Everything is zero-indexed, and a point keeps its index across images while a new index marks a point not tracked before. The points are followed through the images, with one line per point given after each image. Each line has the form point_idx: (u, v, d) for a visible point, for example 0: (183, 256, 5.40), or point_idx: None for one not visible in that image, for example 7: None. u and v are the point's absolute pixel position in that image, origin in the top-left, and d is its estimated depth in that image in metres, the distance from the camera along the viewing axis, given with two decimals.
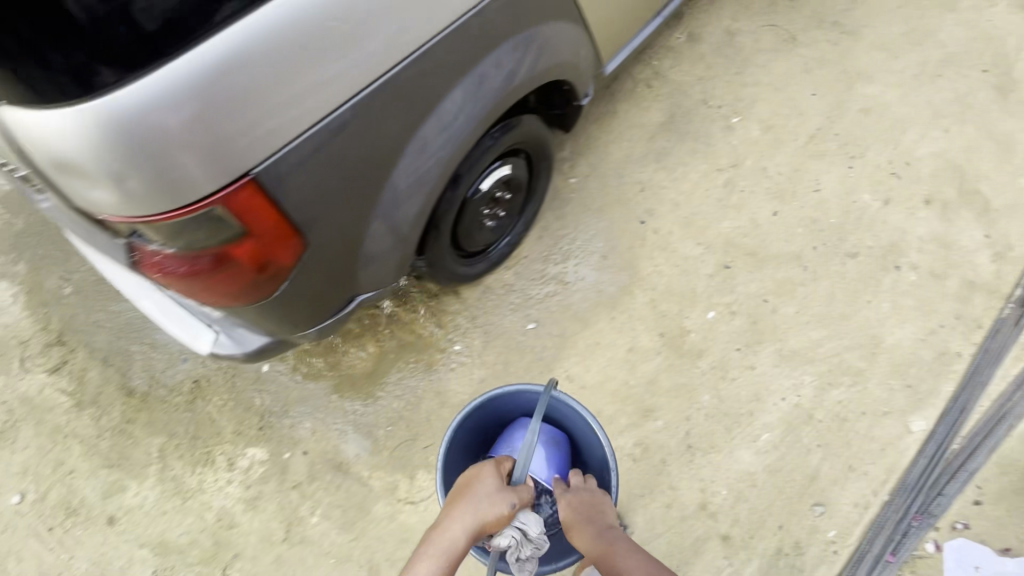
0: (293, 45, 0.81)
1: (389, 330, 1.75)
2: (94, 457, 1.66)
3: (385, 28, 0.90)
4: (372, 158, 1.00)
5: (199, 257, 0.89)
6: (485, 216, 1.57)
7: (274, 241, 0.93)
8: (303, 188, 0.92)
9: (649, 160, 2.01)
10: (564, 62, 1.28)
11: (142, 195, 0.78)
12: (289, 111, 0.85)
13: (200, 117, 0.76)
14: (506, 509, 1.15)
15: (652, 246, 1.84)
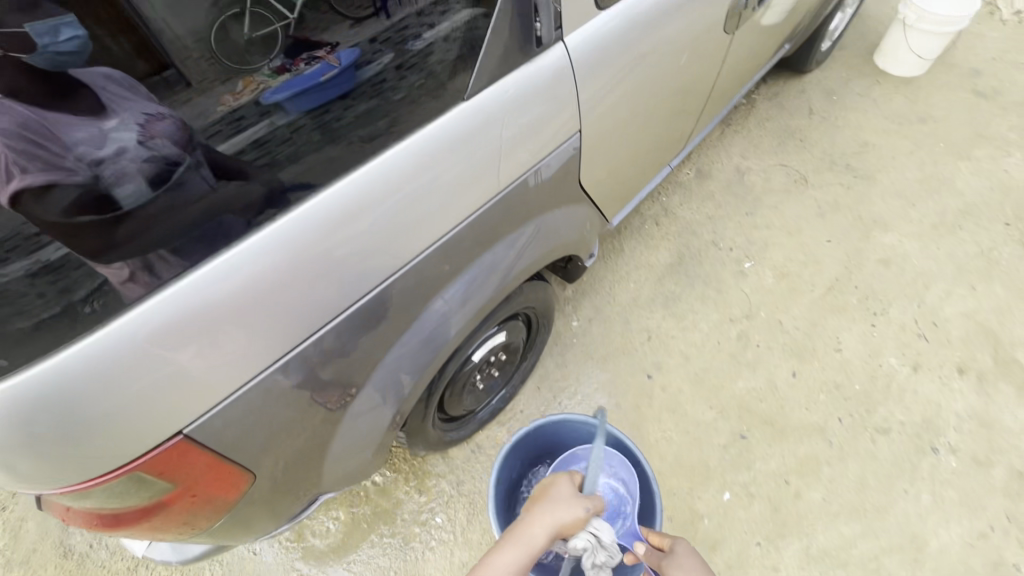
0: (290, 266, 0.77)
1: (364, 493, 1.56)
2: None
3: (386, 239, 0.87)
4: (353, 362, 0.94)
5: (118, 513, 0.75)
6: (476, 380, 1.44)
7: (219, 482, 0.82)
8: (257, 414, 0.82)
9: (657, 304, 1.90)
10: (560, 248, 1.26)
11: (90, 451, 0.67)
12: (277, 331, 0.79)
13: (178, 353, 0.70)
14: (583, 511, 0.98)
15: (660, 405, 1.68)
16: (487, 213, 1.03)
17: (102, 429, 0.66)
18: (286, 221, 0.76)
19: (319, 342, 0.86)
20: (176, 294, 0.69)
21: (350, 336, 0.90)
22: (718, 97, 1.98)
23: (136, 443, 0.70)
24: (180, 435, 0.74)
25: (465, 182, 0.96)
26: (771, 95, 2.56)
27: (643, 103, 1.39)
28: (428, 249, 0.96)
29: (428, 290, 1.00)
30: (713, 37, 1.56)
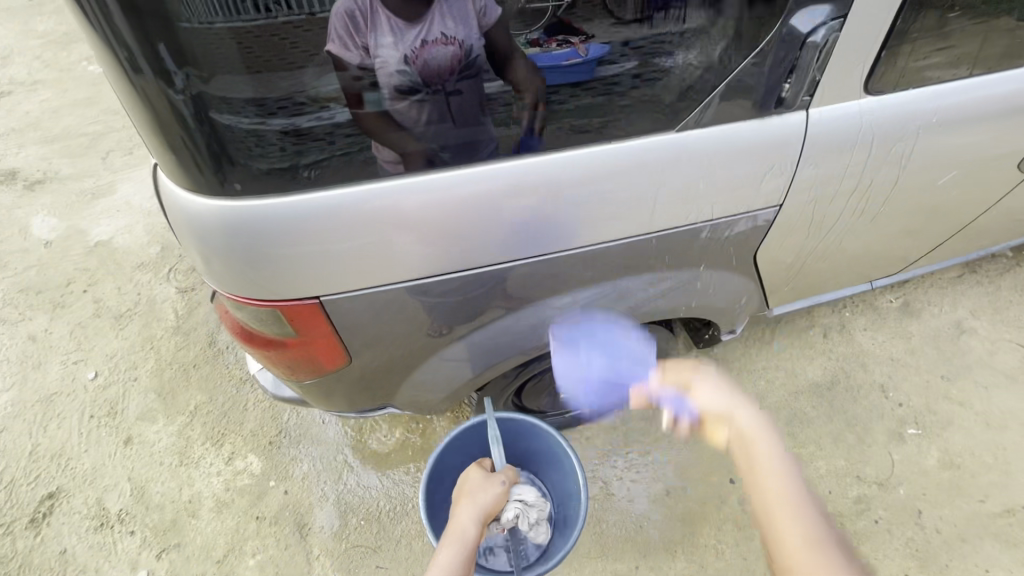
0: (477, 204, 0.90)
1: (424, 427, 1.71)
2: (155, 379, 1.87)
3: (559, 221, 0.95)
4: (478, 309, 1.05)
5: (254, 332, 0.95)
6: (561, 387, 1.46)
7: (326, 350, 0.98)
8: (384, 310, 0.98)
9: (779, 416, 1.70)
10: (694, 306, 1.24)
11: (301, 274, 0.88)
12: (457, 250, 0.93)
13: (390, 230, 0.88)
14: (501, 491, 1.07)
15: (728, 515, 1.53)
16: (651, 243, 1.04)
17: (290, 261, 0.86)
18: (489, 169, 0.89)
19: (463, 280, 0.98)
20: (389, 188, 0.85)
21: (499, 285, 1.01)
22: (974, 236, 1.66)
23: (299, 287, 0.89)
24: (316, 299, 0.91)
25: (663, 203, 0.99)
26: None
27: (872, 210, 1.21)
28: (589, 248, 1.01)
29: (565, 283, 1.07)
30: (999, 169, 1.30)
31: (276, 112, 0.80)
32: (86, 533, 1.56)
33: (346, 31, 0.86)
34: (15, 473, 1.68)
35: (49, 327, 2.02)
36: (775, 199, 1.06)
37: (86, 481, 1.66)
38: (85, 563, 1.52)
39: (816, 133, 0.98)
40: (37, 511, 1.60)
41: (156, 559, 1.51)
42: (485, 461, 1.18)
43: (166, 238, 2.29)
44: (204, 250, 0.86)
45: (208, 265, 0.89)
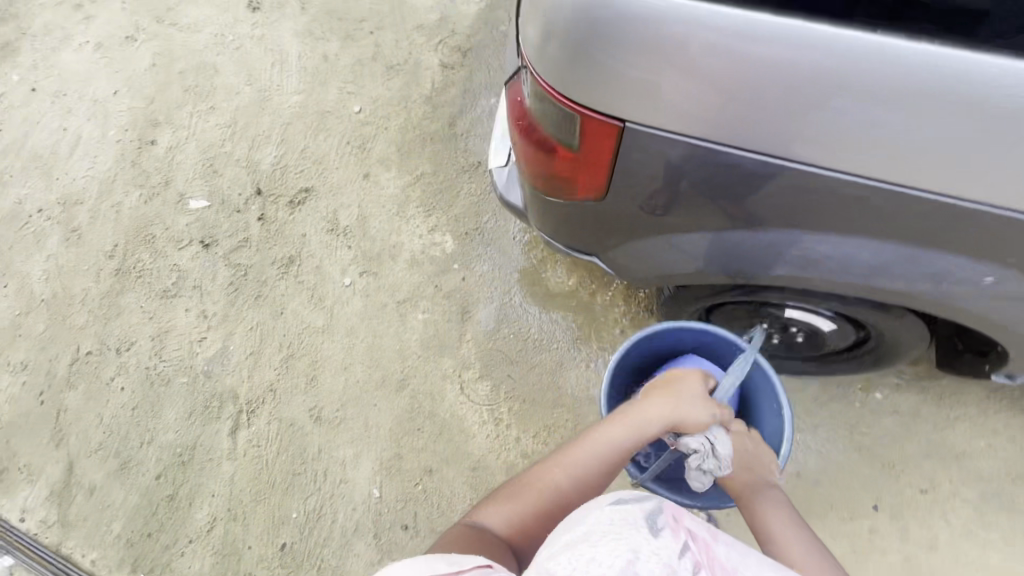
0: (850, 87, 0.76)
1: (596, 288, 1.73)
2: (400, 135, 2.09)
3: (928, 145, 0.79)
4: (753, 206, 0.95)
5: (539, 129, 0.96)
6: (758, 326, 1.34)
7: (589, 177, 0.98)
8: (666, 162, 0.92)
9: (977, 484, 1.43)
10: (992, 325, 1.02)
11: (625, 89, 0.84)
12: (787, 130, 0.82)
13: (740, 77, 0.79)
14: (704, 420, 0.96)
15: (848, 531, 1.42)
16: (1006, 223, 0.85)
17: (625, 72, 0.82)
18: (891, 47, 0.73)
19: (773, 168, 0.88)
20: (770, 29, 0.74)
21: (798, 190, 0.89)
22: None
23: (616, 102, 0.85)
24: (618, 122, 0.88)
25: None
26: None
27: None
28: (934, 195, 0.84)
29: (875, 227, 0.91)
30: None
31: None
32: (320, 232, 1.94)
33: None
34: (289, 161, 2.09)
35: (339, 54, 2.30)
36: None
37: (331, 192, 2.02)
38: (315, 251, 1.92)
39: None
40: (295, 197, 2.01)
41: (359, 276, 1.86)
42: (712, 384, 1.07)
43: (447, 7, 2.35)
44: (548, 29, 0.84)
45: (541, 47, 0.87)
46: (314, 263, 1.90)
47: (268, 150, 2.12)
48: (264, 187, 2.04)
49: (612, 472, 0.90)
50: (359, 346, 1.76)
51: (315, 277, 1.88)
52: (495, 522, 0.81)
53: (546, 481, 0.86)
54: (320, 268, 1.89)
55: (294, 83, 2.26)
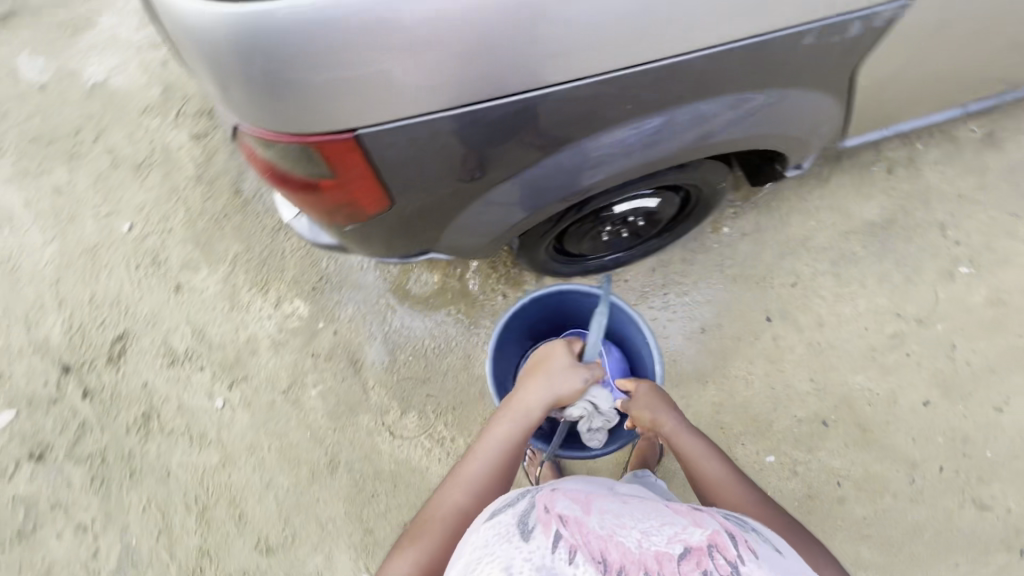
0: (539, 3, 0.77)
1: (461, 272, 1.71)
2: (190, 230, 1.86)
3: (633, 22, 0.82)
4: (524, 145, 0.95)
5: (288, 175, 0.89)
6: (605, 233, 1.40)
7: (366, 193, 0.92)
8: (424, 149, 0.89)
9: (826, 257, 1.65)
10: (770, 140, 1.11)
11: (337, 101, 0.78)
12: (509, 67, 0.82)
13: (435, 38, 0.76)
14: (579, 386, 1.05)
15: (760, 350, 1.58)
16: (733, 56, 0.91)
17: (333, 83, 0.76)
18: None
19: (524, 103, 0.88)
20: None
21: (552, 112, 0.90)
22: None
23: (341, 115, 0.80)
24: (352, 133, 0.82)
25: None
26: None
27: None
28: (664, 62, 0.89)
29: (638, 109, 0.95)
30: None
31: None
32: (162, 370, 1.71)
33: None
34: (82, 319, 1.79)
35: (71, 180, 1.97)
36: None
37: (149, 325, 1.77)
38: (167, 392, 1.69)
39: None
40: (112, 351, 1.74)
41: (228, 390, 1.67)
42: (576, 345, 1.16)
43: (164, 76, 2.08)
44: (229, 79, 0.77)
45: (235, 98, 0.80)
46: (173, 404, 1.67)
47: (51, 320, 1.80)
48: (69, 361, 1.74)
49: (509, 472, 0.95)
50: (269, 457, 1.60)
51: (183, 418, 1.66)
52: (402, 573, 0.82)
53: (446, 508, 0.88)
54: (183, 406, 1.67)
55: (37, 235, 1.91)
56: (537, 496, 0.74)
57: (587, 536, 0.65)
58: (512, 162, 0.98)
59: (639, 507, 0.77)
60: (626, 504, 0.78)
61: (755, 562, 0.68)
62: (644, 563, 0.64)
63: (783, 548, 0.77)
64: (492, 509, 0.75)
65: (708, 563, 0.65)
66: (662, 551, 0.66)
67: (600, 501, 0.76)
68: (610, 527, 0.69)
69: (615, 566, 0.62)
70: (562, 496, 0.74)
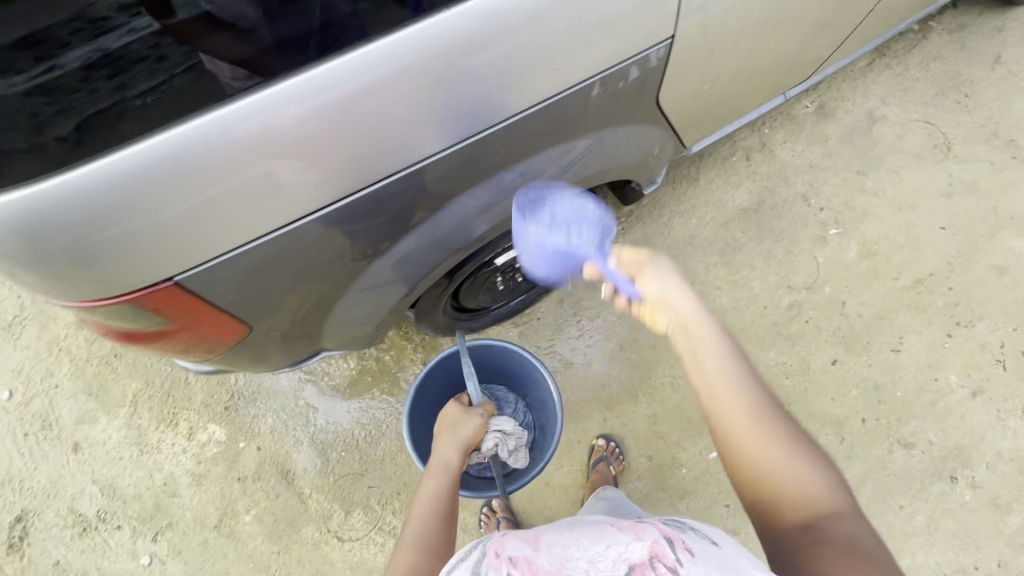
0: (331, 117, 0.79)
1: (376, 351, 1.67)
2: (77, 380, 1.71)
3: (421, 115, 0.86)
4: (365, 241, 0.97)
5: (124, 331, 0.86)
6: (498, 283, 1.41)
7: (215, 324, 0.91)
8: (260, 272, 0.89)
9: (714, 249, 1.74)
10: (603, 175, 1.19)
11: (148, 255, 0.77)
12: (322, 181, 0.84)
13: (234, 173, 0.77)
14: (480, 419, 1.14)
15: (678, 353, 1.63)
16: (531, 118, 0.98)
17: (125, 241, 0.75)
18: (325, 72, 0.77)
19: (342, 206, 0.89)
20: (211, 126, 0.73)
21: (382, 207, 0.93)
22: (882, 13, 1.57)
23: (153, 266, 0.79)
24: (171, 281, 0.81)
25: (533, 70, 0.91)
26: (954, 28, 2.03)
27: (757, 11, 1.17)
28: (466, 140, 0.93)
29: (461, 183, 1.00)
30: None
31: (72, 42, 0.74)
32: (74, 542, 1.55)
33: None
34: None
35: None
36: (655, 34, 1.00)
37: (50, 496, 1.60)
38: (84, 565, 1.53)
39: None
40: (12, 537, 1.56)
41: (154, 542, 1.54)
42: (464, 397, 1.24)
43: None
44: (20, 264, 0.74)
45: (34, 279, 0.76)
46: None
47: None
48: None
49: (454, 512, 0.96)
50: None
51: None
52: None
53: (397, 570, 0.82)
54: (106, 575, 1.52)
55: None
56: (489, 543, 0.73)
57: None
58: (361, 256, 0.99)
59: (588, 528, 0.73)
60: (575, 530, 0.74)
61: (695, 561, 0.62)
62: None
63: (722, 540, 0.71)
64: (448, 566, 0.75)
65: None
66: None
67: (550, 534, 0.74)
68: (556, 560, 0.66)
69: None
70: (513, 537, 0.73)
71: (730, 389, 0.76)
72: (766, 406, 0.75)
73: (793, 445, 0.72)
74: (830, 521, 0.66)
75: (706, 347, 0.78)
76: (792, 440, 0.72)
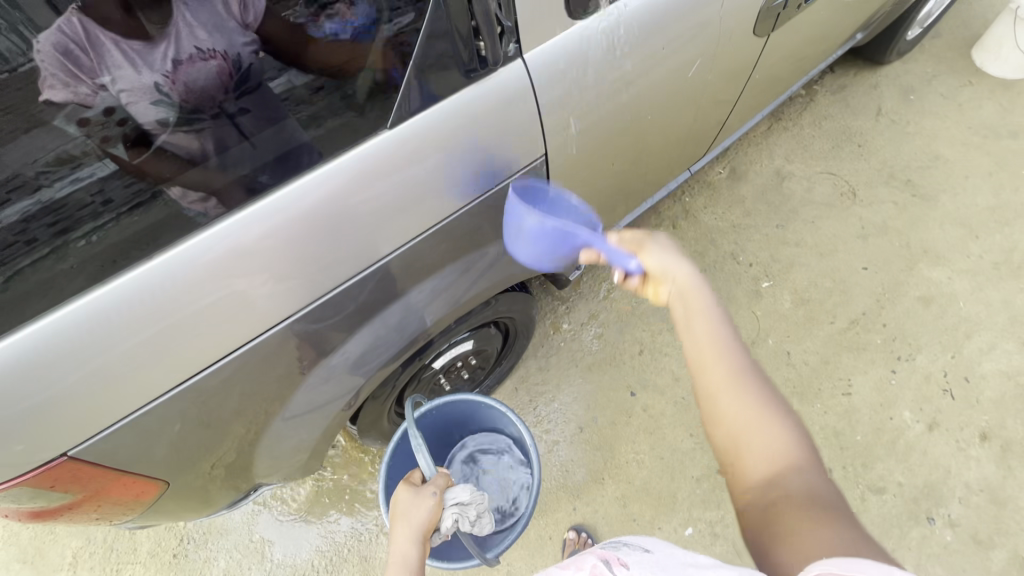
0: (224, 271, 0.81)
1: (334, 468, 1.61)
2: (11, 548, 1.57)
3: (326, 249, 0.88)
4: (276, 378, 0.97)
5: (25, 512, 0.84)
6: (443, 382, 1.41)
7: (127, 486, 0.89)
8: (163, 429, 0.88)
9: (656, 317, 1.79)
10: (522, 271, 1.23)
11: (38, 432, 0.76)
12: (222, 331, 0.85)
13: (126, 337, 0.77)
14: (435, 500, 1.03)
15: (637, 426, 1.62)
16: (437, 234, 1.01)
17: (31, 412, 0.74)
18: (216, 229, 0.80)
19: (257, 343, 0.90)
20: (121, 284, 0.76)
21: (290, 343, 0.94)
22: (762, 90, 1.74)
23: (46, 442, 0.77)
24: (64, 456, 0.80)
25: (427, 199, 0.96)
26: (836, 89, 2.26)
27: (641, 108, 1.22)
28: (377, 261, 0.96)
29: (381, 300, 1.01)
30: (744, 39, 1.38)
31: (13, 198, 0.78)
32: None
33: (65, 72, 0.87)
34: None
35: None
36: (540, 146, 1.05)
37: None
38: None
39: (536, 73, 0.97)
40: None
41: None
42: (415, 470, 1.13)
43: None
44: None
45: None
46: None
47: None
48: None
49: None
50: None
51: None
52: None
53: None
54: None
55: None
56: None
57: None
58: (280, 388, 0.99)
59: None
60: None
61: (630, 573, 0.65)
62: None
63: (655, 544, 0.71)
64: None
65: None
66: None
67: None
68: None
69: None
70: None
71: (720, 354, 0.74)
72: (747, 370, 0.73)
73: (770, 401, 0.70)
74: (789, 478, 0.64)
75: (700, 308, 0.77)
76: (767, 402, 0.70)
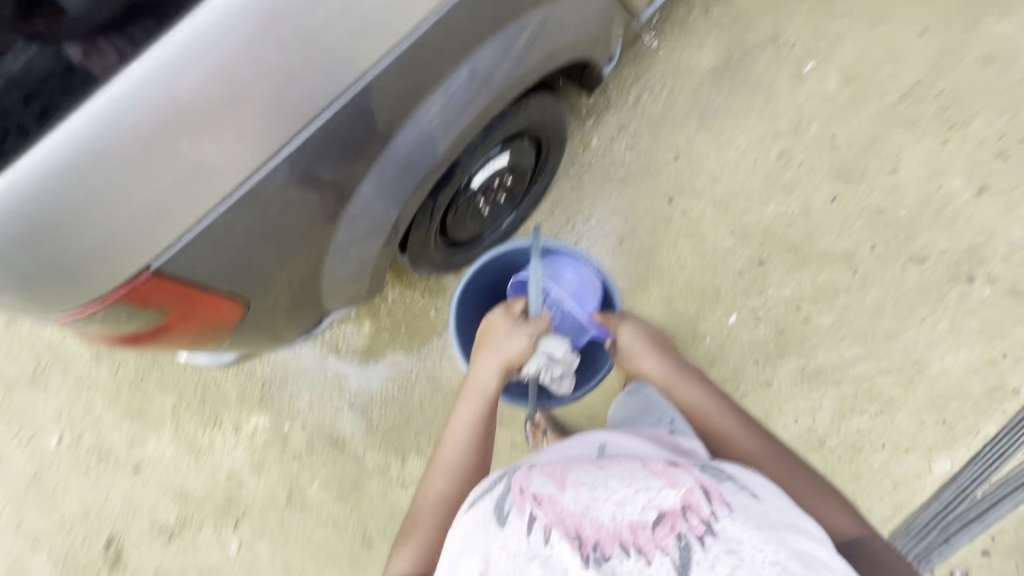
0: (236, 63, 0.71)
1: (387, 308, 1.68)
2: (117, 408, 1.74)
3: (314, 57, 0.77)
4: (322, 192, 0.92)
5: (126, 334, 0.89)
6: (482, 206, 1.38)
7: (214, 305, 0.93)
8: (230, 245, 0.86)
9: (691, 118, 1.68)
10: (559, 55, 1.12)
11: (105, 255, 0.75)
12: (253, 137, 0.77)
13: (153, 151, 0.71)
14: (526, 343, 1.13)
15: (677, 231, 1.62)
16: (456, 9, 0.88)
17: (91, 233, 0.72)
18: (213, 9, 0.68)
19: (263, 185, 0.83)
20: (129, 85, 0.67)
21: (330, 148, 0.87)
22: None
23: (119, 263, 0.76)
24: (149, 270, 0.79)
25: None
26: None
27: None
28: (369, 73, 0.84)
29: (413, 92, 0.92)
30: None
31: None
32: (165, 548, 1.66)
33: None
34: (64, 546, 1.69)
35: None
36: None
37: (130, 515, 1.69)
38: (181, 565, 1.65)
39: None
40: (110, 558, 1.67)
41: (237, 530, 1.64)
42: (518, 306, 1.23)
43: None
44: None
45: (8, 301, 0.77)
46: (193, 571, 1.64)
47: (35, 564, 1.69)
48: None
49: (485, 447, 1.06)
50: (306, 566, 1.60)
51: None
52: (405, 566, 0.94)
53: (433, 493, 1.01)
54: (204, 567, 1.64)
55: None
56: (513, 476, 0.80)
57: (560, 515, 0.71)
58: (329, 204, 0.95)
59: (620, 466, 0.81)
60: (602, 466, 0.81)
61: (732, 516, 0.70)
62: (620, 534, 0.70)
63: (759, 488, 0.77)
64: (475, 496, 0.82)
65: (682, 525, 0.69)
66: (633, 520, 0.71)
67: (579, 470, 0.81)
68: (585, 499, 0.74)
69: (589, 540, 0.69)
70: (541, 472, 0.80)
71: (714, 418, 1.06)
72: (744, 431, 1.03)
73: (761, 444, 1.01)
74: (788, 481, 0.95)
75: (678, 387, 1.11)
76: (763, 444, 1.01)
